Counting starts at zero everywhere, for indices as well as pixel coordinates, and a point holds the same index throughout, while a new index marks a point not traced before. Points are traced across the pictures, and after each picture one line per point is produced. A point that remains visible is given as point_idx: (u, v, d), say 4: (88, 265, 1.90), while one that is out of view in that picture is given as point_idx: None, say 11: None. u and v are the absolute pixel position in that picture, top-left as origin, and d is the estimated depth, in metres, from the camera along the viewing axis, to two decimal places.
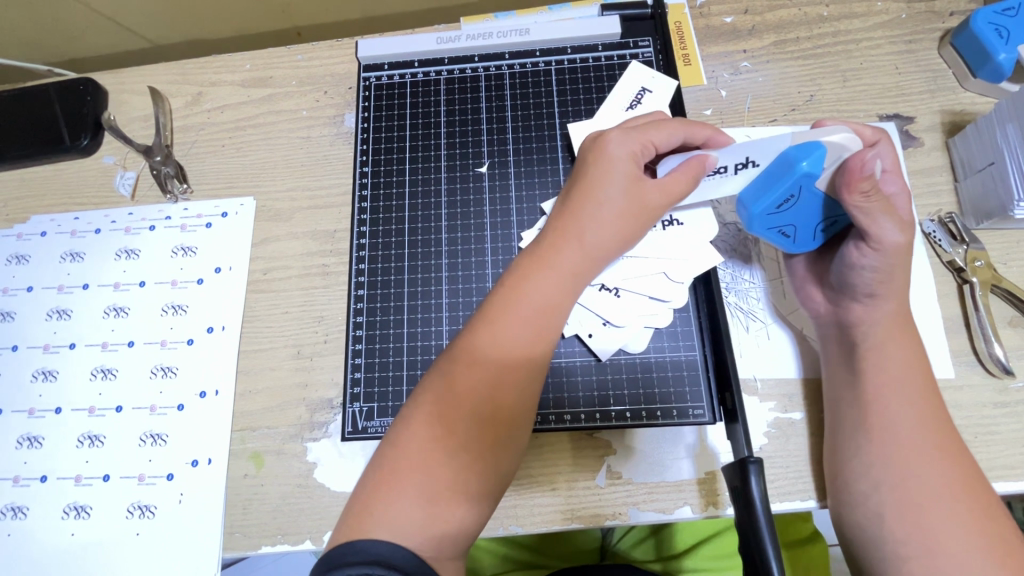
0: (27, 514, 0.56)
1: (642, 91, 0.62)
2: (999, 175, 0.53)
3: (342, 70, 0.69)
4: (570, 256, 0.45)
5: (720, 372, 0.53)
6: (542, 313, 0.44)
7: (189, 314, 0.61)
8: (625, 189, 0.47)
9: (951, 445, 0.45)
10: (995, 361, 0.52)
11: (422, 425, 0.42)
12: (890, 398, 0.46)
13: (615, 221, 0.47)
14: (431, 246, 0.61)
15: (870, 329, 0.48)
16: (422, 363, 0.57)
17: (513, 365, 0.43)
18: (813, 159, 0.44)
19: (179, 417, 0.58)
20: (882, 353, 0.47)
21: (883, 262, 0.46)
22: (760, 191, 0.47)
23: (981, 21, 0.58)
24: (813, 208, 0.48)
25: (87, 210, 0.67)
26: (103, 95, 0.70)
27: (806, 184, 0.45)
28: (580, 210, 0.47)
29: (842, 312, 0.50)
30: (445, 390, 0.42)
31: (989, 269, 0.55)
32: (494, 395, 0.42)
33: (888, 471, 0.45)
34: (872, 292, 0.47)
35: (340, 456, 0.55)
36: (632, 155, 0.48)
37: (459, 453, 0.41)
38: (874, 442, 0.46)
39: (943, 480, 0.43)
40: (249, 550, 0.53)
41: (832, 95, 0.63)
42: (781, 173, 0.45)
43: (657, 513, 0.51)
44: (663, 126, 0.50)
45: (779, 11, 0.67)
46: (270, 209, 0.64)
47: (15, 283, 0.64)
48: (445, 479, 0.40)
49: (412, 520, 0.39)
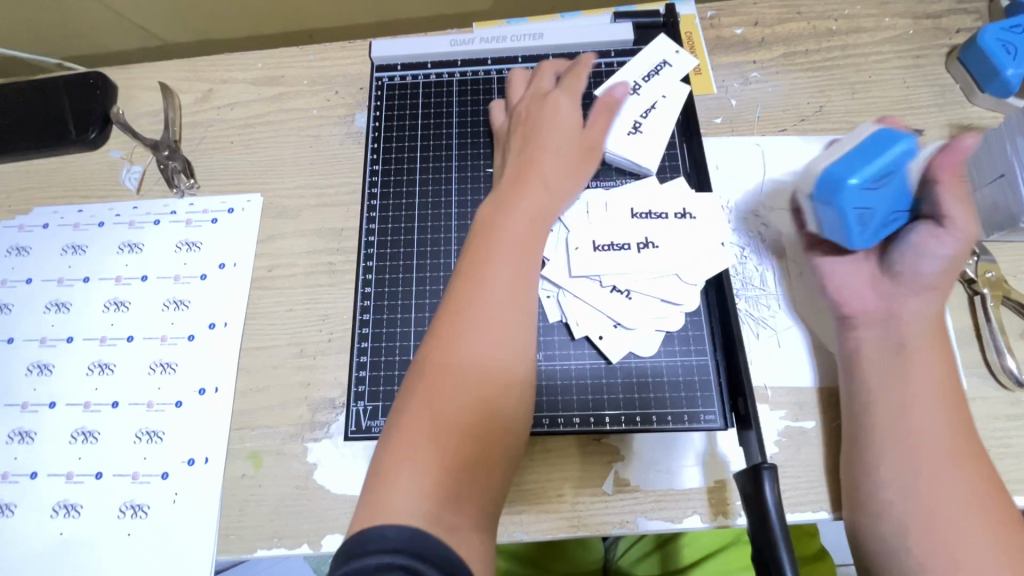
0: (14, 511, 0.54)
1: (661, 64, 0.63)
2: (1010, 185, 0.53)
3: (354, 70, 0.69)
4: (525, 211, 0.49)
5: (733, 377, 0.52)
6: (511, 266, 0.46)
7: (191, 310, 0.60)
8: (566, 139, 0.55)
9: (980, 460, 0.44)
10: (1009, 373, 0.52)
11: (417, 425, 0.39)
12: (923, 402, 0.45)
13: (564, 163, 0.54)
14: (440, 245, 0.60)
15: (916, 328, 0.47)
16: None
17: (493, 327, 0.44)
18: (907, 141, 0.44)
19: (176, 414, 0.56)
20: (920, 357, 0.47)
21: (955, 249, 0.47)
22: (862, 161, 0.43)
23: (990, 37, 0.59)
24: (894, 197, 0.46)
25: (91, 203, 0.66)
26: (113, 90, 0.70)
27: (901, 164, 0.44)
28: (534, 171, 0.52)
29: (896, 307, 0.48)
30: (424, 386, 0.41)
31: (1000, 281, 0.54)
32: (480, 376, 0.42)
33: (916, 478, 0.43)
34: (930, 282, 0.47)
35: (340, 457, 0.54)
36: (571, 109, 0.57)
37: (459, 440, 0.39)
38: (901, 447, 0.44)
39: (971, 492, 0.42)
40: (245, 554, 0.52)
41: (840, 107, 0.63)
42: (882, 149, 0.44)
43: (665, 522, 0.50)
44: (580, 77, 0.59)
45: (788, 24, 0.67)
46: (277, 206, 0.64)
47: (14, 275, 0.63)
48: (439, 456, 0.38)
49: (407, 496, 0.36)
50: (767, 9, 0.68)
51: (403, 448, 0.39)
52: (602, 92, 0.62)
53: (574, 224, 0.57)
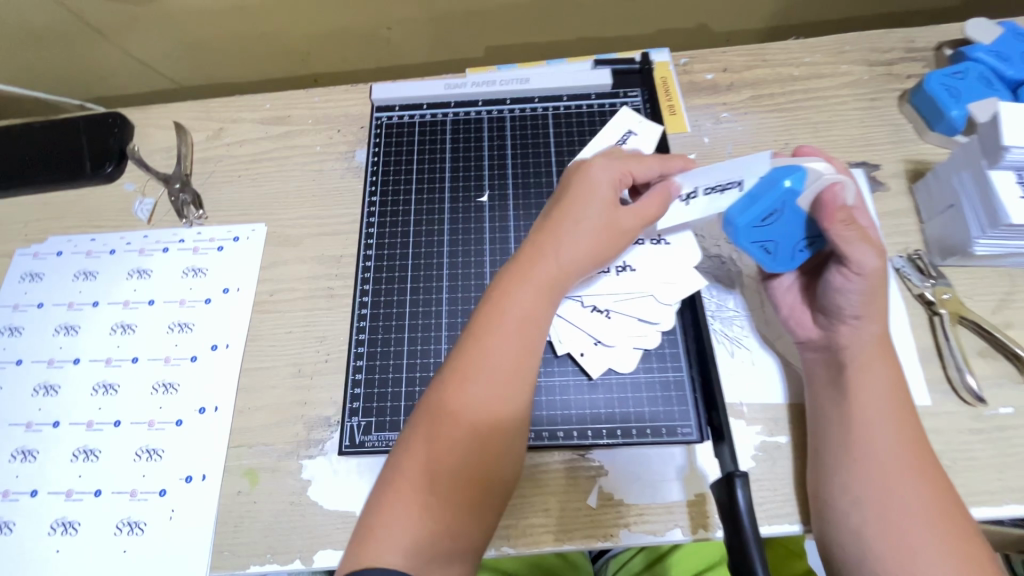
0: (13, 529, 0.55)
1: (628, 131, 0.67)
2: (958, 216, 0.58)
3: (356, 111, 0.75)
4: (545, 270, 0.50)
5: (707, 391, 0.55)
6: (523, 325, 0.48)
7: (194, 332, 0.63)
8: (603, 210, 0.52)
9: (927, 467, 0.47)
10: (968, 389, 0.55)
11: (411, 479, 0.43)
12: (870, 417, 0.49)
13: (591, 235, 0.51)
14: (433, 270, 0.64)
15: (859, 349, 0.51)
16: (421, 379, 0.59)
17: (500, 382, 0.46)
18: (795, 178, 0.48)
19: (176, 432, 0.59)
20: (864, 373, 0.50)
21: (864, 286, 0.49)
22: (744, 206, 0.49)
23: (934, 82, 0.65)
24: (791, 226, 0.51)
25: (103, 232, 0.70)
26: (130, 128, 0.76)
27: (788, 200, 0.48)
28: (559, 229, 0.51)
29: (832, 336, 0.52)
30: (416, 447, 0.44)
31: (956, 302, 0.58)
32: (473, 445, 0.44)
33: (869, 490, 0.46)
34: (857, 313, 0.50)
35: (334, 473, 0.56)
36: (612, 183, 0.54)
37: (450, 494, 0.43)
38: (856, 456, 0.48)
39: (920, 501, 0.45)
40: (237, 571, 0.53)
41: (804, 144, 0.69)
42: (763, 192, 0.49)
43: (648, 535, 0.52)
44: (645, 160, 0.56)
45: (754, 70, 0.74)
46: (280, 235, 0.68)
47: (26, 300, 0.66)
48: (432, 499, 0.42)
49: (398, 535, 0.41)
50: (735, 56, 0.75)
51: (398, 500, 0.42)
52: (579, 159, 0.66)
53: None
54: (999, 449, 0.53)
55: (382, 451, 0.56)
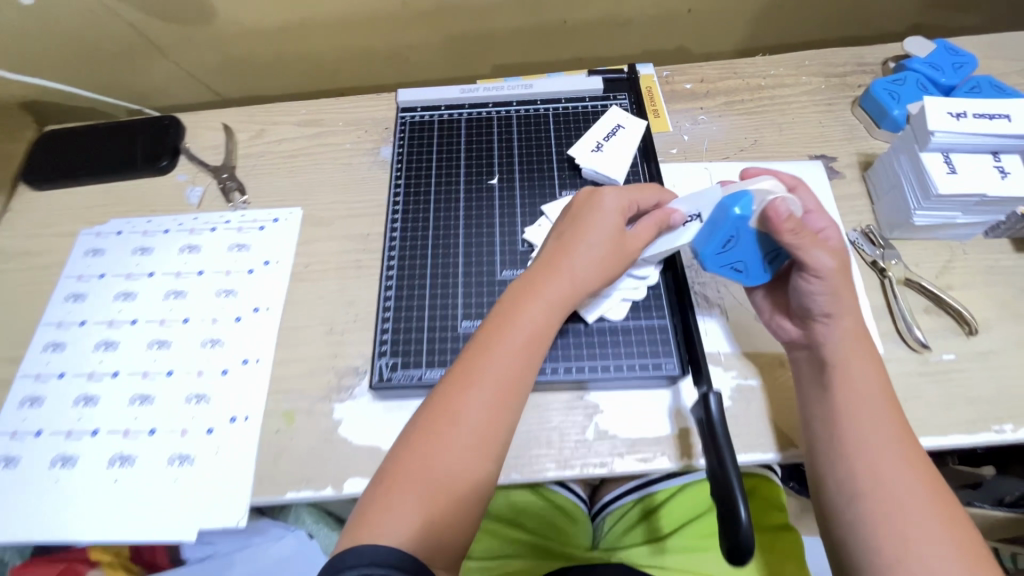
0: (76, 463, 0.62)
1: (617, 126, 0.75)
2: (899, 194, 0.68)
3: (381, 114, 0.86)
4: (550, 292, 0.58)
5: (687, 333, 0.63)
6: (524, 343, 0.56)
7: (239, 297, 0.72)
8: (611, 237, 0.60)
9: (912, 454, 0.53)
10: (915, 338, 0.63)
11: (418, 470, 0.50)
12: (856, 414, 0.55)
13: (600, 260, 0.59)
14: (451, 238, 0.70)
15: (836, 346, 0.57)
16: (440, 330, 0.64)
17: (498, 391, 0.54)
18: (742, 204, 0.55)
19: (222, 381, 0.66)
20: (847, 370, 0.56)
21: (827, 288, 0.55)
22: (706, 236, 0.59)
23: (878, 87, 0.77)
24: (751, 245, 0.58)
25: (159, 214, 0.79)
26: (183, 129, 0.86)
27: (741, 225, 0.56)
28: (567, 254, 0.59)
29: (811, 333, 0.58)
30: (429, 438, 0.51)
31: (902, 268, 0.67)
32: (478, 441, 0.52)
33: (862, 484, 0.53)
34: (828, 313, 0.57)
35: (362, 414, 0.63)
36: (621, 211, 0.61)
37: (445, 487, 0.50)
38: (849, 451, 0.54)
39: (907, 487, 0.52)
40: (277, 497, 0.60)
41: (771, 141, 0.80)
42: (719, 222, 0.57)
43: (639, 462, 0.59)
44: (646, 191, 0.64)
45: (727, 81, 0.85)
46: (315, 217, 0.77)
47: (89, 271, 0.75)
48: (431, 487, 0.50)
49: (400, 519, 0.48)
50: (710, 70, 0.87)
51: (406, 480, 0.50)
52: (574, 152, 0.73)
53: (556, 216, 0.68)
54: (943, 389, 0.61)
55: (407, 388, 0.60)
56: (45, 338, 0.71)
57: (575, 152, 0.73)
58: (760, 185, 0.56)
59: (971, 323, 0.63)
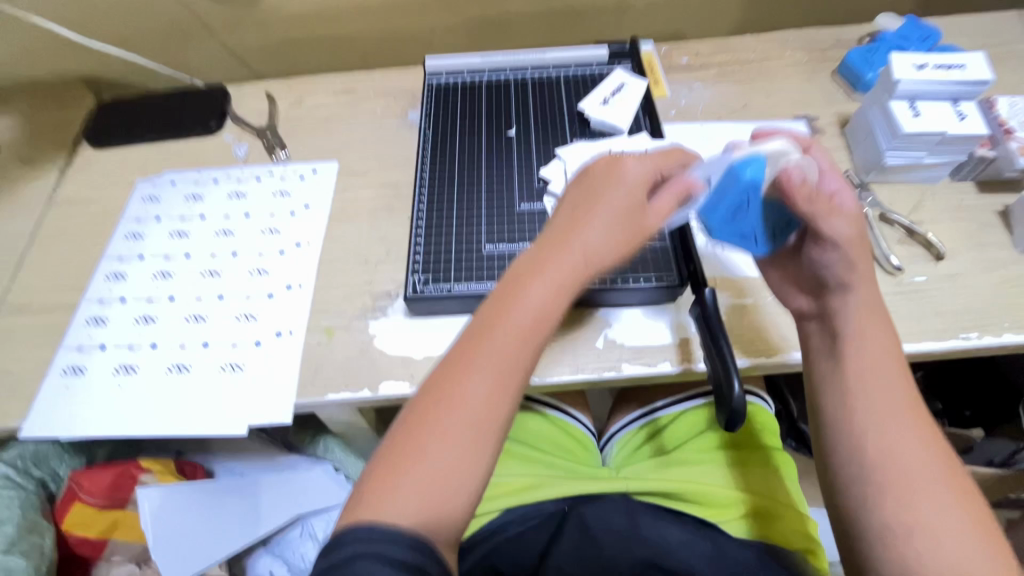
0: (138, 371, 0.70)
1: (621, 85, 0.84)
2: (872, 141, 0.76)
3: (408, 85, 0.95)
4: (560, 266, 0.53)
5: (685, 250, 0.69)
6: (530, 319, 0.52)
7: (282, 234, 0.80)
8: (628, 209, 0.55)
9: (920, 424, 0.53)
10: (890, 262, 0.70)
11: (417, 451, 0.48)
12: (865, 386, 0.55)
13: (615, 234, 0.55)
14: (474, 179, 0.79)
15: (850, 318, 0.58)
16: (466, 253, 0.72)
17: (502, 368, 0.50)
18: (753, 170, 0.57)
19: (268, 302, 0.74)
20: (859, 342, 0.57)
21: (843, 255, 0.57)
22: (716, 204, 0.60)
23: (855, 56, 0.87)
24: (761, 213, 0.60)
25: (208, 168, 0.88)
26: (228, 99, 0.95)
27: (752, 192, 0.58)
28: (580, 227, 0.55)
29: (824, 305, 0.60)
30: (429, 418, 0.49)
31: (877, 205, 0.75)
32: (481, 422, 0.49)
33: (876, 456, 0.52)
34: (843, 281, 0.58)
35: (395, 329, 0.71)
36: (642, 181, 0.57)
37: (446, 470, 0.47)
38: (862, 426, 0.54)
39: (919, 457, 0.52)
40: (319, 397, 0.66)
41: (759, 104, 0.89)
42: (729, 187, 0.58)
43: (644, 366, 0.66)
44: (671, 158, 0.60)
45: (719, 55, 0.95)
46: (349, 169, 0.86)
47: (146, 215, 0.83)
48: (431, 468, 0.47)
49: (398, 502, 0.46)
50: (704, 46, 0.96)
51: (403, 462, 0.47)
52: (583, 106, 0.82)
53: (569, 158, 0.78)
54: (916, 304, 0.68)
55: (439, 298, 0.68)
56: (107, 269, 0.78)
57: (584, 106, 0.82)
58: (771, 153, 0.58)
59: (939, 250, 0.71)
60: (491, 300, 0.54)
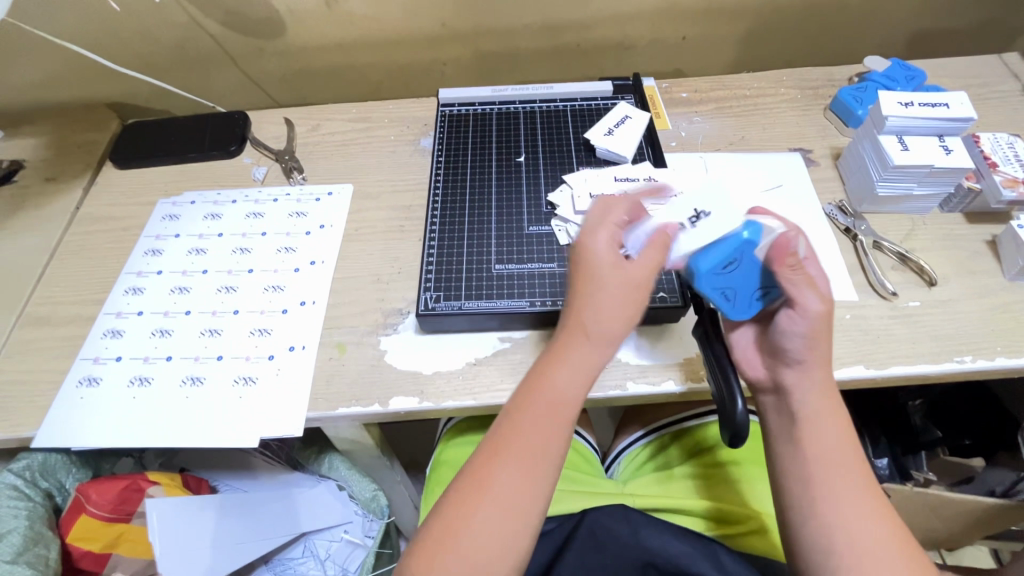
0: (152, 382, 0.71)
1: (625, 116, 0.89)
2: (864, 172, 0.80)
3: (421, 113, 1.00)
4: (578, 352, 0.55)
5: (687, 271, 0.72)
6: (557, 404, 0.54)
7: (297, 252, 0.82)
8: (616, 275, 0.55)
9: (881, 509, 0.54)
10: (885, 288, 0.73)
11: (457, 534, 0.51)
12: (828, 469, 0.56)
13: (615, 305, 0.54)
14: (484, 203, 0.82)
15: (804, 396, 0.58)
16: (475, 272, 0.75)
17: (534, 451, 0.53)
18: (751, 231, 0.57)
19: (282, 318, 0.76)
20: (816, 423, 0.58)
21: (809, 328, 0.57)
22: (708, 253, 0.58)
23: (845, 93, 0.92)
24: (747, 275, 0.59)
25: (227, 188, 0.91)
26: (248, 123, 0.99)
27: (746, 249, 0.57)
28: (578, 309, 0.55)
29: (780, 377, 0.60)
30: (466, 502, 0.52)
31: (870, 233, 0.79)
32: (518, 504, 0.52)
33: (842, 543, 0.53)
34: (801, 357, 0.58)
35: (406, 345, 0.72)
36: (609, 246, 0.56)
37: (489, 552, 0.50)
38: (827, 509, 0.55)
39: (883, 543, 0.52)
40: (329, 411, 0.68)
41: (756, 137, 0.93)
42: (724, 241, 0.58)
43: (648, 385, 0.68)
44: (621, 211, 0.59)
45: (718, 91, 1.00)
46: (364, 192, 0.89)
47: (166, 232, 0.86)
48: (474, 552, 0.50)
49: None
50: (703, 83, 1.02)
51: (445, 546, 0.50)
52: (589, 135, 0.86)
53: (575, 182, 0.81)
54: (912, 328, 0.71)
55: (451, 314, 0.70)
56: (126, 283, 0.81)
57: (590, 135, 0.86)
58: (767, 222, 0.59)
59: (931, 276, 0.74)
60: (522, 386, 0.56)
